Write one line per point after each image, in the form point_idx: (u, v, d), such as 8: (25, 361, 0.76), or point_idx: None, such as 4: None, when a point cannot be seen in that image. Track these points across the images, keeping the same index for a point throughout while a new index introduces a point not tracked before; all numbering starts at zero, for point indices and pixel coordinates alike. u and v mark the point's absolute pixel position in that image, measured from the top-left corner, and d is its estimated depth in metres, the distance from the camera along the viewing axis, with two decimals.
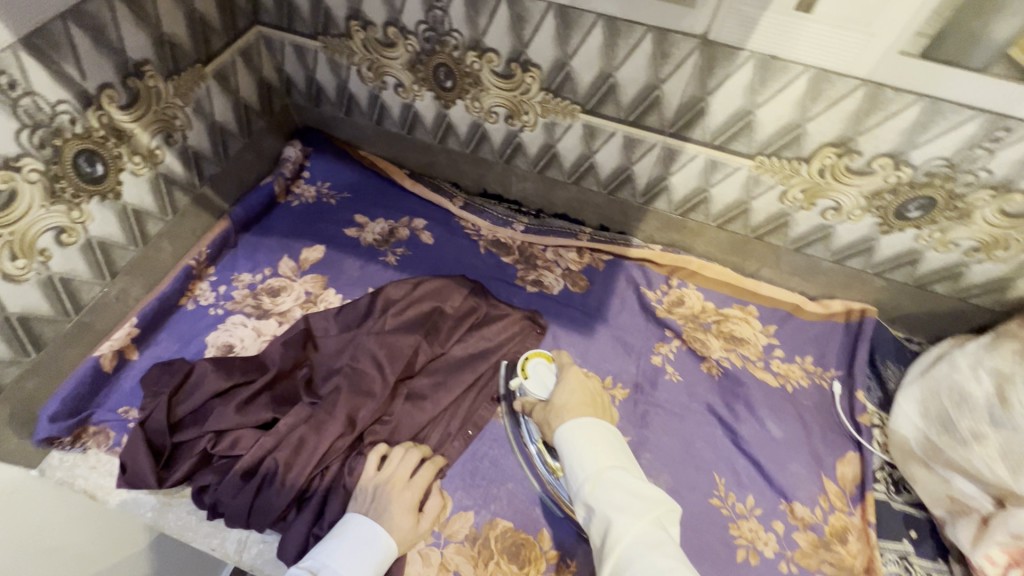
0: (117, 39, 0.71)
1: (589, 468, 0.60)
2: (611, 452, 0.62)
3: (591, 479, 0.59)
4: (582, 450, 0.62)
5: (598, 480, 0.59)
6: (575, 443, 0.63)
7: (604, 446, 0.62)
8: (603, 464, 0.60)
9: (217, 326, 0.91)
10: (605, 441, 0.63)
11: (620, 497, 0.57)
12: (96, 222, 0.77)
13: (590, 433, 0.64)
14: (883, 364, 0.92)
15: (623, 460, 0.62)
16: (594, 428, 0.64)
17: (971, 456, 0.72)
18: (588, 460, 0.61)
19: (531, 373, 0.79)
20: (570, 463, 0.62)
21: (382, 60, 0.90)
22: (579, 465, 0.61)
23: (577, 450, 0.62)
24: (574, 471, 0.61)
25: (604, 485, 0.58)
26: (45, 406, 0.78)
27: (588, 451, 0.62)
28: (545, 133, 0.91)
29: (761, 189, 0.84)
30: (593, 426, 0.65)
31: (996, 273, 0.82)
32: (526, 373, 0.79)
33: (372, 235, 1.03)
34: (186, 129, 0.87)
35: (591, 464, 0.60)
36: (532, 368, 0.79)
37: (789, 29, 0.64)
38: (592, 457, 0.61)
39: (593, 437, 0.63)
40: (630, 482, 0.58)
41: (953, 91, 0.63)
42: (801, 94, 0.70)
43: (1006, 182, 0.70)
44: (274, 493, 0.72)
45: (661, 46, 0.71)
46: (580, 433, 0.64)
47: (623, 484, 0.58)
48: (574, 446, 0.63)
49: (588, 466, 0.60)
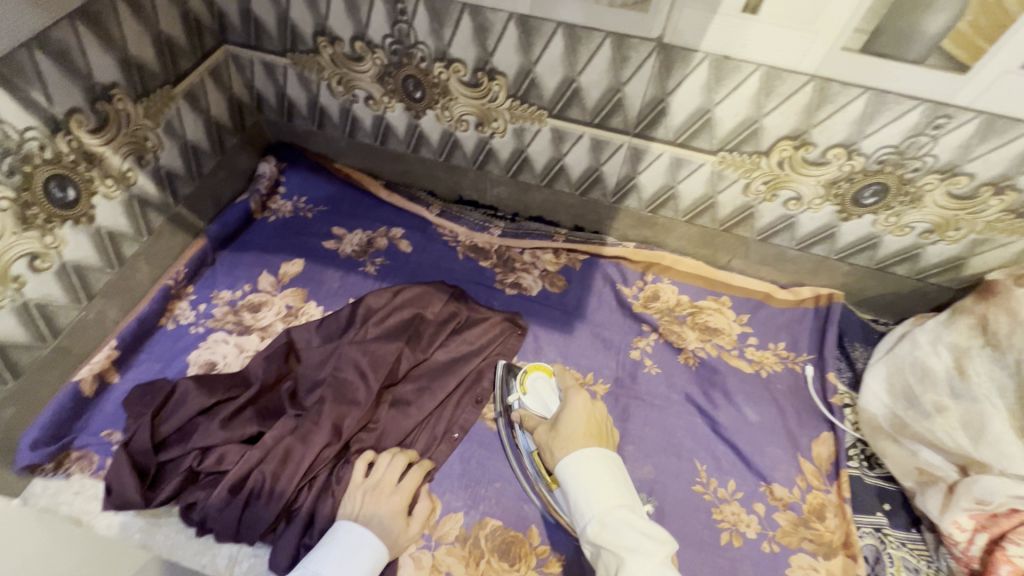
0: (84, 64, 0.71)
1: (596, 508, 0.61)
2: (616, 488, 0.63)
3: (599, 519, 0.61)
4: (588, 489, 0.63)
5: (605, 520, 0.60)
6: (581, 480, 0.64)
7: (610, 483, 0.63)
8: (610, 504, 0.61)
9: (198, 345, 0.91)
10: (608, 476, 0.64)
11: (630, 538, 0.59)
12: (70, 246, 0.77)
13: (595, 469, 0.64)
14: (851, 346, 0.95)
15: (627, 496, 0.63)
16: (598, 463, 0.65)
17: (934, 428, 0.77)
18: (595, 499, 0.62)
19: (530, 389, 0.82)
20: (575, 499, 0.63)
21: (351, 73, 0.92)
22: (585, 504, 0.62)
23: (582, 487, 0.63)
24: (581, 509, 0.63)
25: (613, 526, 0.60)
26: (25, 433, 0.78)
27: (594, 489, 0.62)
28: (515, 138, 0.93)
29: (725, 183, 0.87)
30: (597, 461, 0.65)
31: (950, 253, 0.86)
32: (525, 389, 0.82)
33: (350, 246, 1.04)
34: (158, 149, 0.87)
35: (598, 503, 0.62)
36: (532, 384, 0.82)
37: (739, 30, 0.67)
38: (599, 495, 0.62)
39: (598, 475, 0.64)
40: (638, 522, 0.60)
41: (894, 83, 0.67)
42: (755, 91, 0.73)
43: (951, 166, 0.74)
44: (262, 505, 0.72)
45: (620, 50, 0.74)
46: (585, 470, 0.64)
47: (631, 523, 0.60)
48: (580, 484, 0.63)
49: (595, 505, 0.62)
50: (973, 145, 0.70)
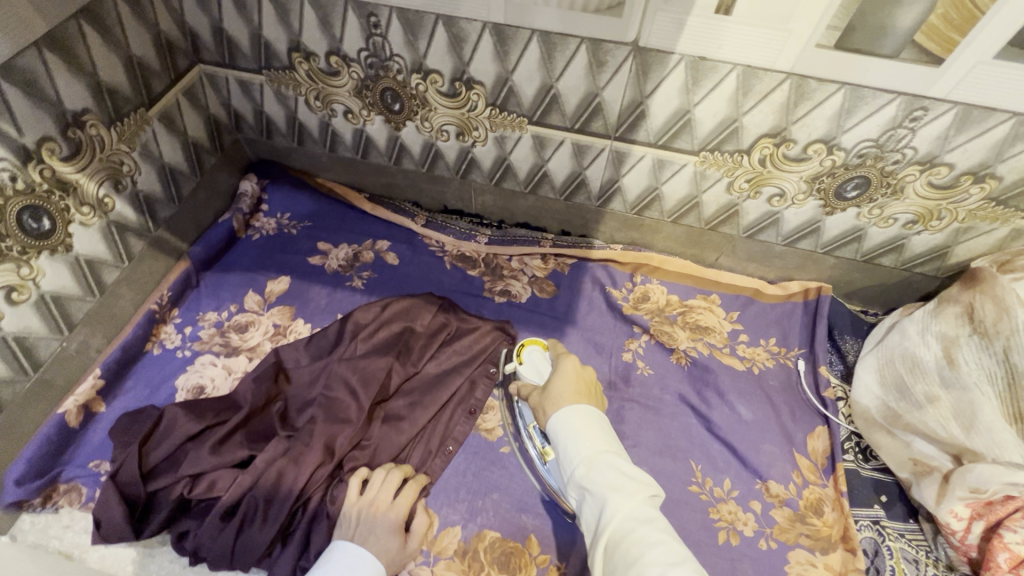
0: (53, 92, 0.70)
1: (584, 451, 0.61)
2: (604, 436, 0.63)
3: (586, 462, 0.60)
4: (577, 436, 0.63)
5: (592, 463, 0.60)
6: (569, 428, 0.64)
7: (597, 432, 0.64)
8: (597, 449, 0.61)
9: (186, 369, 0.90)
10: (596, 427, 0.64)
11: (614, 477, 0.58)
12: (48, 277, 0.76)
13: (584, 419, 0.65)
14: (842, 338, 0.96)
15: (613, 445, 0.63)
16: (587, 414, 0.65)
17: (927, 418, 0.77)
18: (582, 445, 0.62)
19: (527, 361, 0.80)
20: (563, 447, 0.63)
21: (328, 88, 0.91)
22: (574, 449, 0.62)
23: (571, 435, 0.63)
24: (567, 454, 0.62)
25: (600, 468, 0.60)
26: (11, 469, 0.76)
27: (583, 435, 0.63)
28: (497, 146, 0.93)
29: (708, 182, 0.87)
30: (586, 412, 0.66)
31: (935, 242, 0.86)
32: (521, 359, 0.81)
33: (337, 261, 1.03)
34: (135, 173, 0.86)
35: (586, 447, 0.62)
36: (528, 356, 0.81)
37: (713, 31, 0.67)
38: (587, 441, 0.62)
39: (586, 423, 0.64)
40: (624, 465, 0.60)
41: (869, 78, 0.67)
42: (732, 91, 0.73)
43: (931, 157, 0.74)
44: (256, 530, 0.71)
45: (596, 55, 0.73)
46: (575, 419, 0.65)
47: (617, 466, 0.60)
48: (569, 431, 0.64)
49: (583, 450, 0.62)
50: (951, 136, 0.70)
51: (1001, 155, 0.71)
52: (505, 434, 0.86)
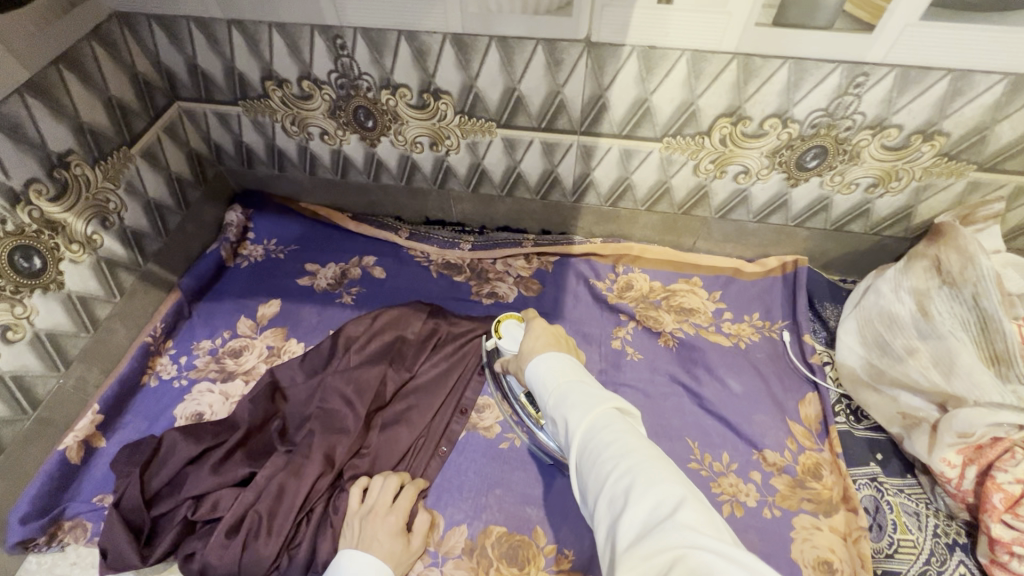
0: (37, 135, 0.73)
1: (550, 385, 0.61)
2: (570, 368, 0.62)
3: (552, 393, 0.60)
4: (545, 375, 0.62)
5: (556, 392, 0.59)
6: (540, 370, 0.64)
7: (563, 366, 0.62)
8: (562, 378, 0.60)
9: (184, 398, 0.91)
10: (565, 363, 0.63)
11: (576, 397, 0.57)
12: (42, 314, 0.78)
13: (549, 359, 0.64)
14: (822, 306, 0.98)
15: (583, 374, 0.62)
16: (554, 357, 0.64)
17: (909, 370, 0.79)
18: (549, 379, 0.61)
19: (504, 333, 0.81)
20: (537, 388, 0.63)
21: (302, 112, 0.95)
22: (542, 387, 0.62)
23: (540, 376, 0.63)
24: (541, 394, 0.62)
25: (562, 393, 0.58)
26: (14, 508, 0.76)
27: (548, 372, 0.62)
28: (469, 153, 0.96)
29: (675, 167, 0.90)
30: (556, 355, 0.65)
31: (898, 204, 0.89)
32: (499, 333, 0.82)
33: (325, 280, 1.06)
34: (121, 210, 0.89)
35: (552, 382, 0.61)
36: (504, 328, 0.81)
37: (659, 21, 0.71)
38: (552, 376, 0.61)
39: (553, 361, 0.63)
40: (586, 386, 0.58)
41: (809, 50, 0.71)
42: (685, 75, 0.76)
43: (880, 121, 0.78)
44: (262, 544, 0.72)
45: (553, 55, 0.77)
46: (542, 362, 0.64)
47: (578, 388, 0.58)
48: (539, 374, 0.63)
49: (550, 384, 0.61)
50: (895, 98, 0.74)
51: (945, 112, 0.74)
52: (507, 423, 0.88)
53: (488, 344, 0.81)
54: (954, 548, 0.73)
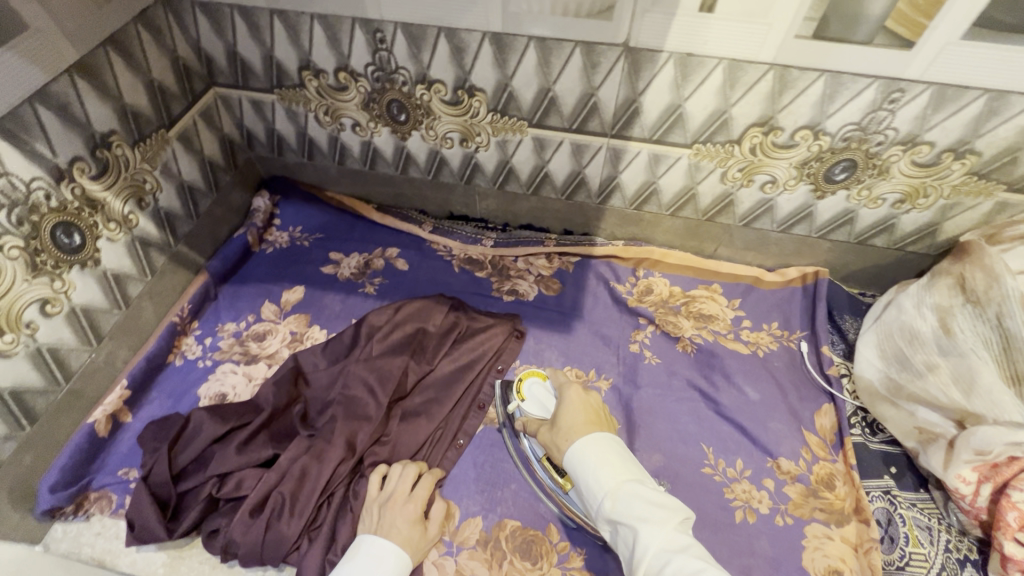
0: (83, 115, 0.75)
1: (606, 484, 0.62)
2: (623, 465, 0.64)
3: (610, 494, 0.61)
4: (598, 469, 0.63)
5: (617, 495, 0.61)
6: (589, 462, 0.65)
7: (618, 462, 0.64)
8: (619, 479, 0.62)
9: (208, 377, 0.93)
10: (615, 456, 0.65)
11: (641, 507, 0.58)
12: (78, 290, 0.80)
13: (602, 450, 0.65)
14: (841, 318, 0.98)
15: (635, 473, 0.63)
16: (601, 442, 0.66)
17: (928, 386, 0.79)
18: (604, 476, 0.63)
19: (528, 396, 0.83)
20: (586, 482, 0.64)
21: (336, 103, 0.96)
22: (596, 483, 0.63)
23: (591, 469, 0.64)
24: (592, 490, 0.63)
25: (623, 498, 0.60)
26: (45, 477, 0.79)
27: (603, 467, 0.63)
28: (499, 150, 0.97)
29: (703, 173, 0.91)
30: (602, 440, 0.66)
31: (923, 220, 0.90)
32: (522, 396, 0.83)
33: (349, 269, 1.07)
34: (156, 191, 0.90)
35: (608, 479, 0.62)
36: (528, 390, 0.83)
37: (699, 28, 0.71)
38: (607, 473, 0.63)
39: (605, 454, 0.65)
40: (648, 494, 0.60)
41: (847, 64, 0.71)
42: (721, 83, 0.77)
43: (912, 137, 0.78)
44: (284, 525, 0.73)
45: (590, 58, 0.78)
46: (592, 452, 0.65)
47: (642, 495, 0.60)
48: (588, 466, 0.64)
49: (605, 482, 0.62)
50: (929, 115, 0.75)
51: (979, 131, 0.75)
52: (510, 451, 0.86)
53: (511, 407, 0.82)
54: (965, 563, 0.74)
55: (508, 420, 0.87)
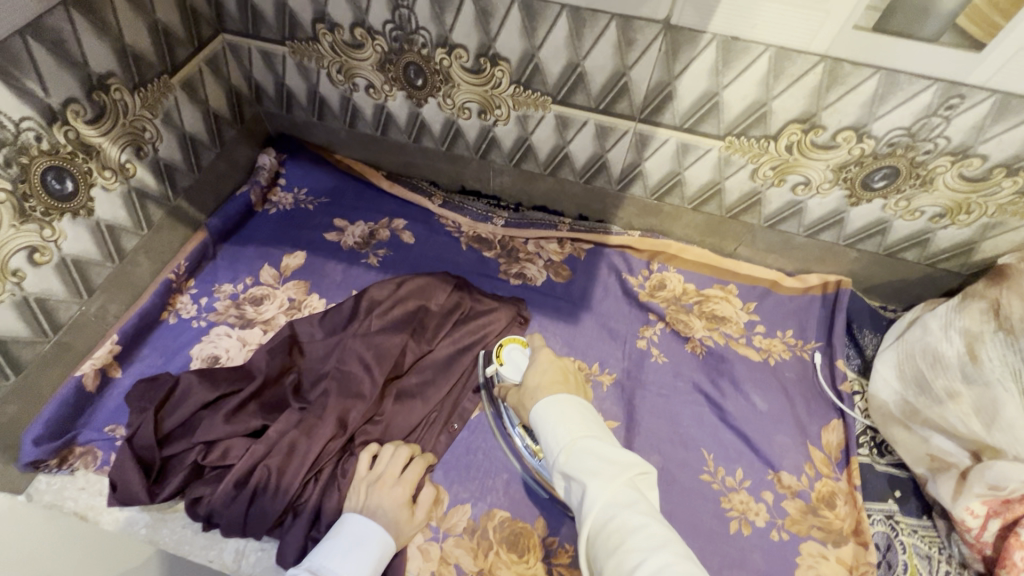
0: (80, 54, 0.70)
1: (563, 438, 0.58)
2: (583, 421, 0.60)
3: (565, 449, 0.57)
4: (557, 424, 0.60)
5: (572, 449, 0.57)
6: (550, 417, 0.61)
7: (577, 418, 0.60)
8: (577, 434, 0.58)
9: (201, 339, 0.90)
10: (578, 413, 0.61)
11: (593, 462, 0.55)
12: (69, 240, 0.77)
13: (565, 406, 0.62)
14: (860, 332, 0.94)
15: (596, 429, 0.59)
16: (566, 401, 0.62)
17: (946, 413, 0.76)
18: (562, 431, 0.59)
19: (507, 360, 0.78)
20: (545, 435, 0.60)
21: (351, 61, 0.90)
22: (553, 438, 0.59)
23: (551, 424, 0.60)
24: (549, 444, 0.59)
25: (578, 453, 0.56)
26: (28, 429, 0.77)
27: (562, 422, 0.59)
28: (518, 126, 0.92)
29: (732, 168, 0.86)
30: (567, 401, 0.63)
31: (961, 237, 0.85)
32: (501, 359, 0.78)
33: (353, 238, 1.03)
34: (156, 141, 0.86)
35: (565, 434, 0.58)
36: (507, 354, 0.78)
37: (749, 11, 0.65)
38: (565, 428, 0.59)
39: (568, 410, 0.61)
40: (604, 449, 0.56)
41: (906, 63, 0.65)
42: (765, 73, 0.71)
43: (964, 148, 0.72)
44: (268, 500, 0.72)
45: (626, 34, 0.72)
46: (554, 407, 0.62)
47: (598, 451, 0.56)
48: (549, 420, 0.60)
49: (563, 437, 0.58)
50: (987, 126, 0.69)
51: None
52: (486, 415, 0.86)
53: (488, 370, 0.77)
54: None
55: (490, 381, 0.86)
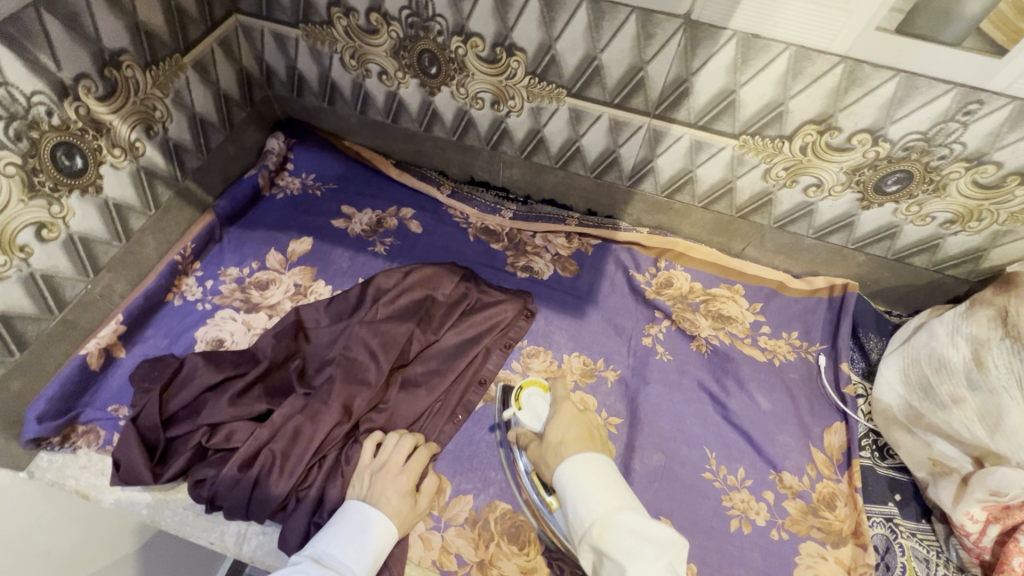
0: (93, 28, 0.69)
1: (596, 512, 0.58)
2: (615, 492, 0.60)
3: (598, 524, 0.57)
4: (588, 494, 0.60)
5: (606, 523, 0.56)
6: (579, 485, 0.61)
7: (607, 486, 0.60)
8: (610, 508, 0.58)
9: (206, 321, 0.90)
10: (609, 480, 0.61)
11: (630, 540, 0.54)
12: (77, 217, 0.76)
13: (593, 472, 0.62)
14: (866, 336, 0.94)
15: (628, 501, 0.59)
16: (594, 464, 0.62)
17: (950, 419, 0.76)
18: (594, 503, 0.59)
19: (526, 405, 0.77)
20: (575, 508, 0.60)
21: (365, 47, 0.90)
22: (584, 508, 0.59)
23: (581, 493, 0.60)
24: (581, 517, 0.59)
25: (613, 528, 0.56)
26: (30, 407, 0.76)
27: (594, 492, 0.59)
28: (531, 118, 0.91)
29: (745, 168, 0.85)
30: (593, 462, 0.63)
31: (970, 244, 0.85)
32: (520, 404, 0.77)
33: (360, 226, 1.03)
34: (166, 120, 0.85)
35: (599, 506, 0.58)
36: (526, 399, 0.77)
37: (771, 8, 0.65)
38: (598, 499, 0.59)
39: (596, 477, 0.61)
40: (640, 525, 0.55)
41: (926, 65, 0.65)
42: (784, 72, 0.71)
43: (980, 154, 0.72)
44: (272, 484, 0.72)
45: (645, 28, 0.72)
46: (581, 473, 0.62)
47: (633, 526, 0.55)
48: (579, 489, 0.60)
49: (595, 509, 0.58)
50: (1004, 133, 0.69)
51: None
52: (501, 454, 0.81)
53: (507, 414, 0.76)
54: None
55: (503, 426, 0.82)
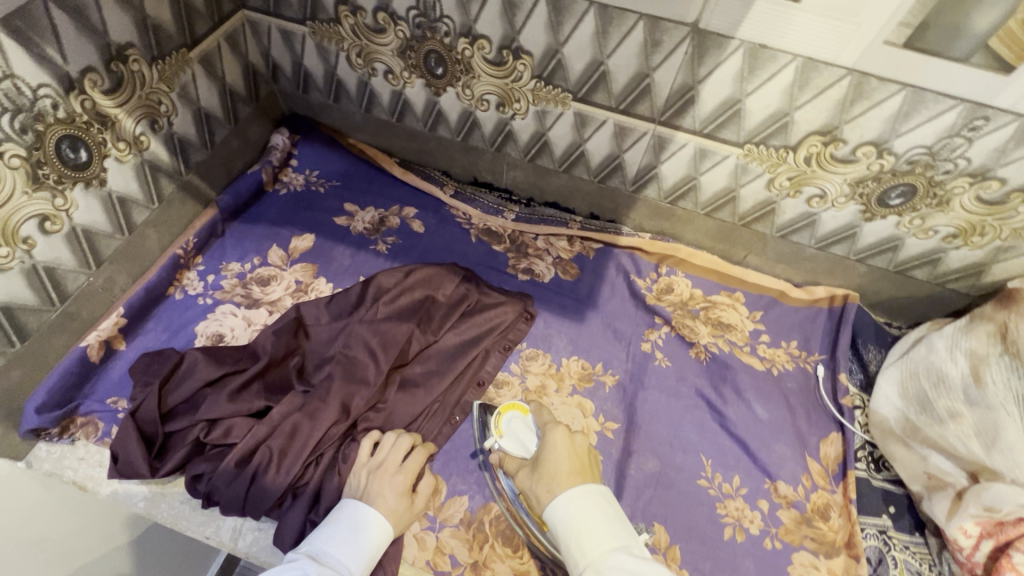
0: (100, 22, 0.69)
1: (589, 555, 0.56)
2: (607, 530, 0.58)
3: (593, 569, 0.55)
4: (580, 535, 0.58)
5: (600, 568, 0.55)
6: (570, 525, 0.59)
7: (602, 525, 0.58)
8: (602, 550, 0.56)
9: (206, 316, 0.90)
10: (600, 516, 0.59)
11: None
12: (81, 210, 0.76)
13: (586, 509, 0.59)
14: (864, 347, 0.94)
15: (621, 539, 0.57)
16: (583, 501, 0.60)
17: (947, 433, 0.76)
18: (586, 546, 0.57)
19: (507, 431, 0.76)
20: (568, 548, 0.58)
21: (372, 46, 0.90)
22: (577, 551, 0.57)
23: (572, 534, 0.58)
24: (574, 558, 0.57)
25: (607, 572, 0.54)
26: (30, 397, 0.77)
27: (585, 533, 0.57)
28: (536, 120, 0.91)
29: (749, 177, 0.85)
30: (583, 497, 0.60)
31: (972, 259, 0.85)
32: (501, 431, 0.76)
33: (362, 224, 1.03)
34: (172, 115, 0.85)
35: (591, 549, 0.56)
36: (508, 425, 0.76)
37: (778, 19, 0.64)
38: (589, 541, 0.57)
39: (586, 516, 0.59)
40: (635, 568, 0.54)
41: (932, 80, 0.65)
42: (790, 82, 0.71)
43: (984, 170, 0.72)
44: (269, 481, 0.72)
45: (653, 35, 0.72)
46: (570, 512, 0.60)
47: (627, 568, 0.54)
48: (570, 529, 0.58)
49: (588, 552, 0.56)
50: (1009, 149, 0.69)
51: None
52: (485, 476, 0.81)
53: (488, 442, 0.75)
54: None
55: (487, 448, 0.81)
